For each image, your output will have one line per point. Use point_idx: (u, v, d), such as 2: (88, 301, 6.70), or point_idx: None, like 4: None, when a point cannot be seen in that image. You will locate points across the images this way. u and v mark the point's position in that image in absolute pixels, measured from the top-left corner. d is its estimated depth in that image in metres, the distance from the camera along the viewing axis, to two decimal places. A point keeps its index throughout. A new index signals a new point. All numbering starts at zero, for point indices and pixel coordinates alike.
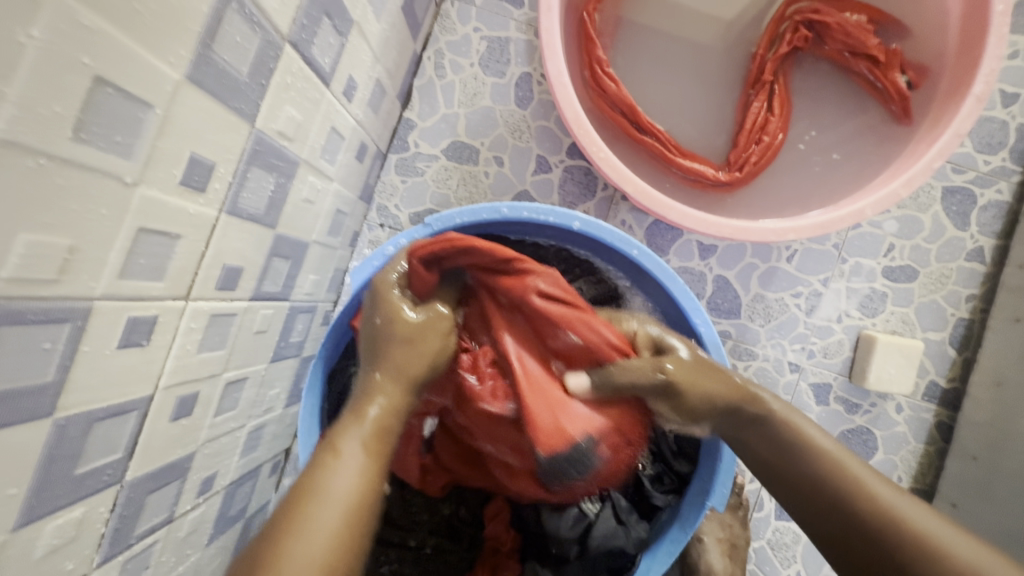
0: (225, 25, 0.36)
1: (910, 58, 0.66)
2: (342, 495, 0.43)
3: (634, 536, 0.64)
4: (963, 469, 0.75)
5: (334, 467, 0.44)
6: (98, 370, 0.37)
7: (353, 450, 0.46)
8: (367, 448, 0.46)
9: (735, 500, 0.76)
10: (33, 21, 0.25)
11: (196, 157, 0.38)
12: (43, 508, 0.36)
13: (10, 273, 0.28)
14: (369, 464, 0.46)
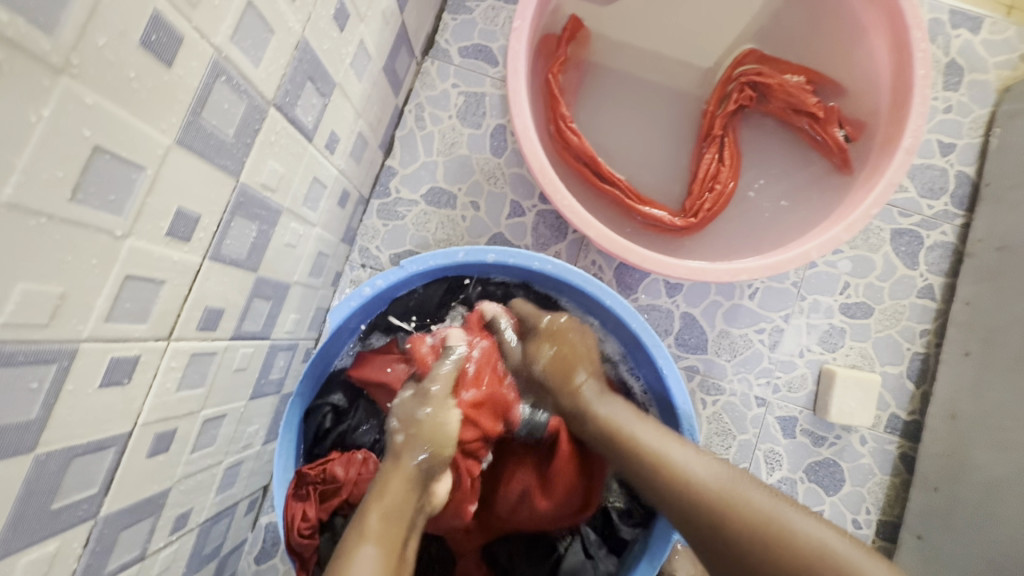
0: (213, 94, 0.41)
1: (847, 115, 0.72)
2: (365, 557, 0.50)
3: (603, 569, 0.68)
4: (926, 500, 0.77)
5: (359, 549, 0.51)
6: (80, 407, 0.39)
7: (376, 530, 0.53)
8: (386, 530, 0.53)
9: None
10: (41, 102, 0.29)
11: (183, 210, 0.42)
12: (18, 541, 0.37)
13: (7, 318, 0.31)
14: (389, 519, 0.54)
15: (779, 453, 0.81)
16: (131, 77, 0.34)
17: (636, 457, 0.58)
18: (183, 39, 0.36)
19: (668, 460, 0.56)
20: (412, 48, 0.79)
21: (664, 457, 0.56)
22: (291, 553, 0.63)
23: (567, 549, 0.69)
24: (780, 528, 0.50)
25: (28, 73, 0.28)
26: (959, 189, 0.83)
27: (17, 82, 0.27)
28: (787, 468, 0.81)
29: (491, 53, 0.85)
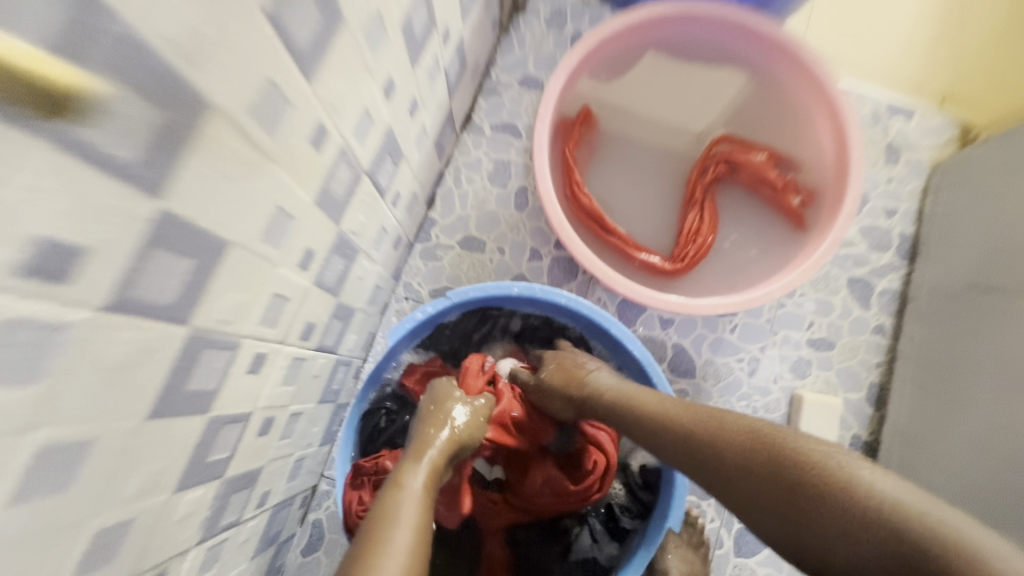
0: (337, 168, 0.58)
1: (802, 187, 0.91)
2: (410, 516, 0.51)
3: (606, 552, 0.81)
4: None
5: (403, 498, 0.53)
6: (234, 388, 0.54)
7: (412, 484, 0.56)
8: (425, 481, 0.58)
9: (697, 539, 0.88)
10: (267, 180, 0.46)
11: (308, 248, 0.59)
12: (188, 484, 0.52)
13: (222, 317, 0.47)
14: (423, 496, 0.55)
15: None
16: (306, 160, 0.51)
17: (686, 423, 0.61)
18: (330, 133, 0.54)
19: (705, 416, 0.60)
20: (455, 125, 0.98)
21: (670, 420, 0.63)
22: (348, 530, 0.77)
23: (576, 534, 0.82)
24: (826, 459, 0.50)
25: (264, 163, 0.45)
26: (902, 245, 1.00)
27: (259, 169, 0.45)
28: None
29: (516, 128, 1.05)
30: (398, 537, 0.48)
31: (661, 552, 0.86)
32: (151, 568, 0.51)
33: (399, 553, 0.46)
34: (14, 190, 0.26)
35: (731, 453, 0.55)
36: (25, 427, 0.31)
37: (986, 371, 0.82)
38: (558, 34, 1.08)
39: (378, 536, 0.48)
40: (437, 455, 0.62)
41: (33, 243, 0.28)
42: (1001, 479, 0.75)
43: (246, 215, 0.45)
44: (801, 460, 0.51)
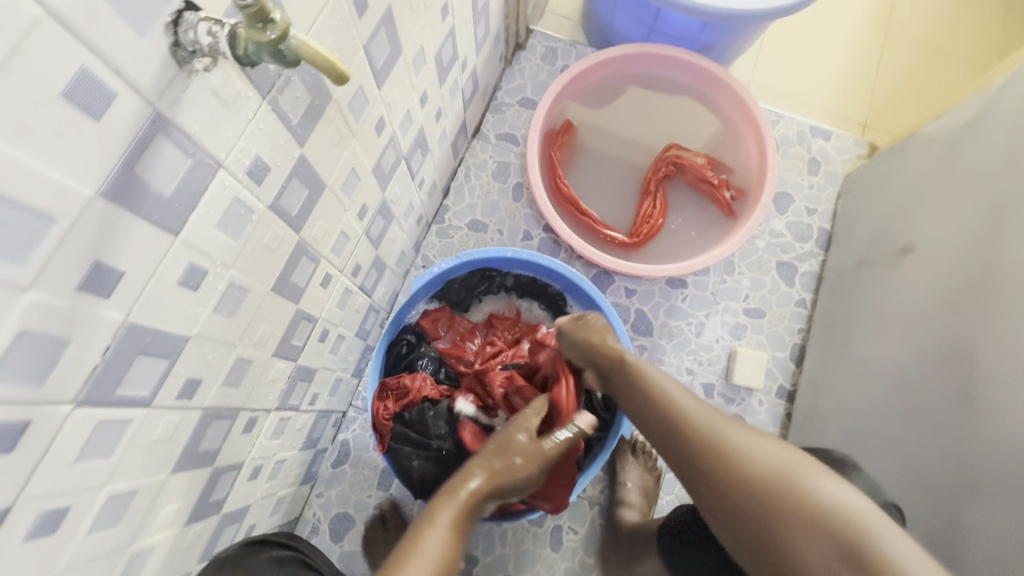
0: (387, 149, 0.85)
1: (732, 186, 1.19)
2: (432, 552, 0.61)
3: (573, 452, 1.02)
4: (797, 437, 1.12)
5: (430, 534, 0.63)
6: (312, 293, 0.79)
7: (443, 525, 0.65)
8: (453, 520, 0.66)
9: (651, 463, 1.13)
10: (350, 147, 0.73)
11: (364, 204, 0.85)
12: (280, 355, 0.76)
13: (314, 236, 0.73)
14: (451, 531, 0.65)
15: None
16: (371, 139, 0.78)
17: (671, 429, 0.77)
18: (386, 123, 0.81)
19: (688, 422, 0.75)
20: (467, 133, 1.26)
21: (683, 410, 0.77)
22: (376, 429, 1.00)
23: None
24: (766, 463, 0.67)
25: (350, 137, 0.71)
26: (820, 238, 1.26)
27: (347, 140, 0.71)
28: None
29: (516, 138, 1.32)
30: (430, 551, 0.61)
31: (622, 469, 1.11)
32: (253, 409, 0.74)
33: (428, 558, 0.60)
34: (257, 130, 0.52)
35: (700, 446, 0.73)
36: (230, 265, 0.56)
37: (865, 322, 1.08)
38: (551, 67, 1.38)
39: (403, 562, 0.59)
40: (476, 490, 0.71)
41: (255, 159, 0.53)
42: (871, 400, 1.00)
43: (337, 168, 0.71)
44: (791, 492, 0.64)
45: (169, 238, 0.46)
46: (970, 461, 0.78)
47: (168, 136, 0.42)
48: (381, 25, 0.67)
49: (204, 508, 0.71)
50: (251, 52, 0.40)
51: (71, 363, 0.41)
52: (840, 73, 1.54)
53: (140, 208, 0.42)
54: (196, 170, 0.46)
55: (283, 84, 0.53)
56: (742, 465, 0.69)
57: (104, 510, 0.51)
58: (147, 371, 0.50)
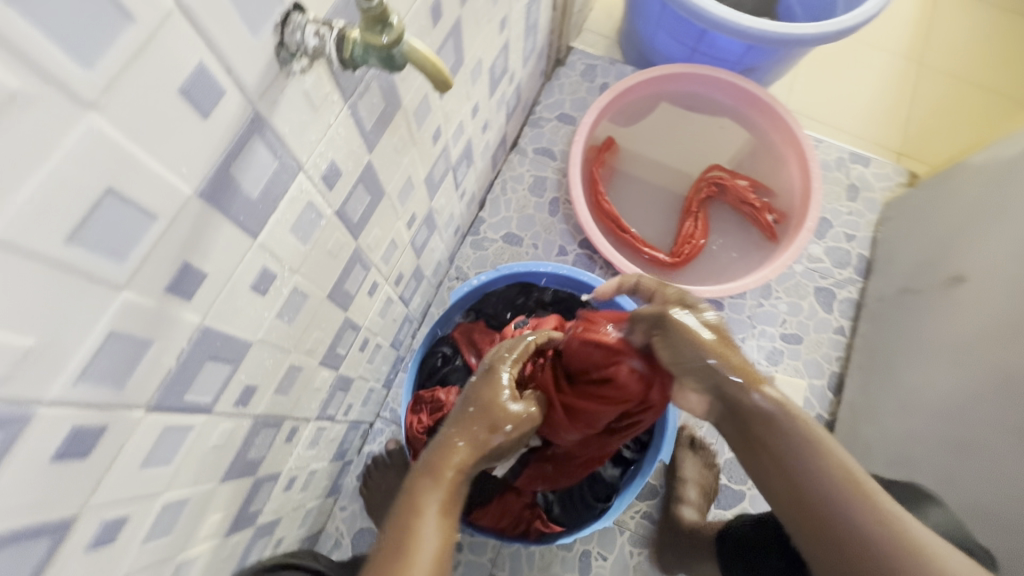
0: (439, 159, 0.84)
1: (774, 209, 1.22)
2: (423, 559, 0.52)
3: (609, 475, 1.00)
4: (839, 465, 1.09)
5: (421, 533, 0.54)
6: (360, 303, 0.78)
7: (433, 507, 0.56)
8: (443, 502, 0.57)
9: (710, 461, 1.12)
10: (411, 157, 0.72)
11: (414, 213, 0.84)
12: (326, 363, 0.75)
13: (369, 244, 0.72)
14: (443, 521, 0.56)
15: None
16: (428, 149, 0.78)
17: (812, 485, 0.56)
18: (442, 133, 0.80)
19: (837, 476, 0.56)
20: (506, 146, 1.25)
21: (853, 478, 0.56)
22: (409, 443, 0.98)
23: None
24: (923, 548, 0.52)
25: (412, 146, 0.71)
26: (859, 264, 1.26)
27: (410, 148, 0.70)
28: None
29: (553, 153, 1.32)
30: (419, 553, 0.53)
31: (682, 464, 1.10)
32: (296, 418, 0.73)
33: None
34: (336, 134, 0.51)
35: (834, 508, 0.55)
36: (296, 270, 0.55)
37: (913, 350, 1.07)
38: (590, 84, 1.38)
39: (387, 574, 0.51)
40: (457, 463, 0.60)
41: (330, 163, 0.52)
42: (919, 429, 0.98)
43: (397, 177, 0.71)
44: None
45: (249, 241, 0.45)
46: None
47: (262, 137, 0.41)
48: (451, 35, 0.67)
49: (243, 519, 0.69)
50: (358, 54, 0.38)
51: (150, 366, 0.40)
52: (878, 101, 1.55)
53: (229, 209, 0.41)
54: (281, 172, 0.45)
55: (363, 89, 0.52)
56: None
57: (158, 520, 0.49)
58: (213, 376, 0.48)
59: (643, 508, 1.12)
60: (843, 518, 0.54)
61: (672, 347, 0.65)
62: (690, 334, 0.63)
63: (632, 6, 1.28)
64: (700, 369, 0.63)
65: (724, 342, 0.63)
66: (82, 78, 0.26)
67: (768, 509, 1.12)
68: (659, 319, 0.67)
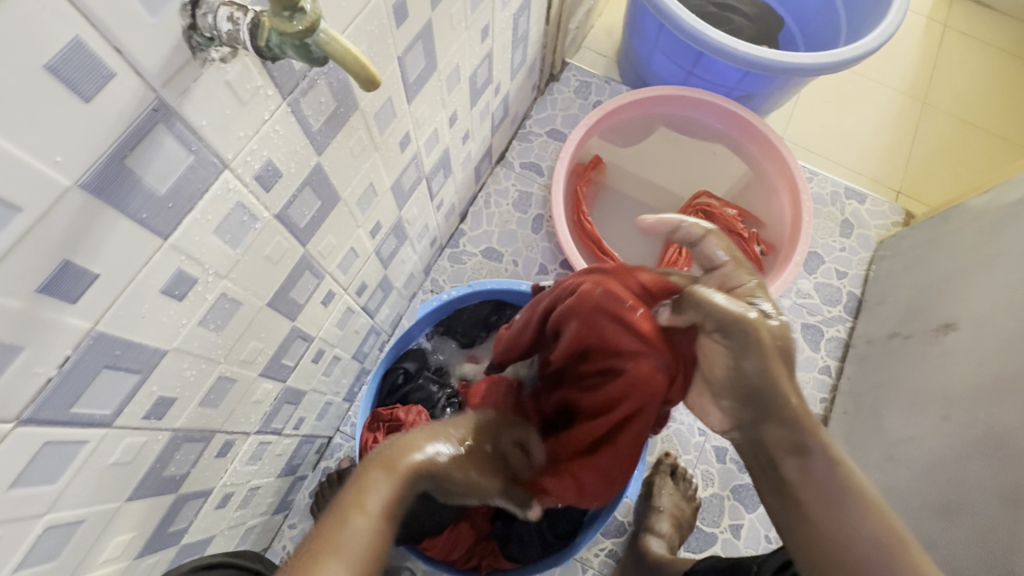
0: (409, 167, 0.81)
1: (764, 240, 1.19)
2: None
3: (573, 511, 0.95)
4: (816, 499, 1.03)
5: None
6: (312, 313, 0.74)
7: (376, 509, 0.45)
8: (390, 504, 0.46)
9: (689, 493, 1.07)
10: (374, 163, 0.69)
11: (379, 221, 0.80)
12: (269, 373, 0.70)
13: (322, 251, 0.68)
14: None
15: (712, 473, 1.11)
16: (396, 156, 0.74)
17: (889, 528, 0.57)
18: (412, 140, 0.77)
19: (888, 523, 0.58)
20: (492, 158, 1.22)
21: (883, 514, 0.58)
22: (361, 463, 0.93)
23: None
24: None
25: (375, 151, 0.68)
26: (850, 303, 1.22)
27: (372, 154, 0.67)
28: (718, 485, 1.11)
29: (541, 169, 1.29)
30: (350, 546, 0.41)
31: (657, 494, 1.04)
32: (231, 432, 0.68)
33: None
34: (272, 132, 0.47)
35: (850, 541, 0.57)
36: (223, 276, 0.51)
37: (898, 399, 1.02)
38: (583, 101, 1.36)
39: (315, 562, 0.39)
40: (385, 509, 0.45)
41: (266, 163, 0.48)
42: (901, 485, 0.92)
43: (356, 183, 0.67)
44: None
45: (156, 241, 0.41)
46: (1008, 559, 0.71)
47: (169, 128, 0.37)
48: (419, 39, 0.64)
49: (161, 538, 0.64)
50: (274, 44, 0.35)
51: (18, 376, 0.35)
52: (876, 135, 1.52)
53: (126, 205, 0.37)
54: (199, 169, 0.41)
55: (307, 86, 0.48)
56: None
57: (39, 543, 0.44)
58: (111, 386, 0.44)
59: (609, 546, 1.07)
60: (855, 547, 0.57)
61: (744, 368, 0.60)
62: (760, 345, 0.59)
63: (629, 26, 1.26)
64: (761, 395, 0.60)
65: (787, 370, 0.60)
66: None
67: (742, 547, 1.07)
68: (742, 328, 0.59)
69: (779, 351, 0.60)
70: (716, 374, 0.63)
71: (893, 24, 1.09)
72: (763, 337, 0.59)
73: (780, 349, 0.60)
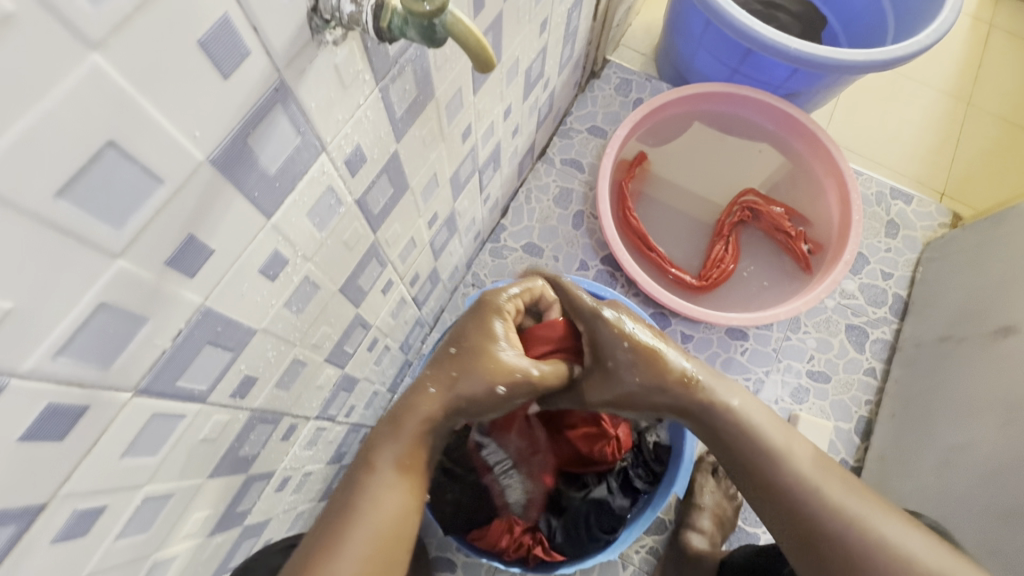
0: (467, 159, 0.82)
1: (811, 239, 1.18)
2: (383, 524, 0.55)
3: (619, 504, 0.92)
4: (879, 468, 1.06)
5: (382, 491, 0.57)
6: (372, 303, 0.75)
7: (386, 466, 0.58)
8: (400, 458, 0.58)
9: (733, 493, 1.06)
10: (439, 154, 0.70)
11: (435, 213, 0.81)
12: (333, 358, 0.71)
13: (387, 240, 0.69)
14: (405, 485, 0.58)
15: None
16: (457, 148, 0.75)
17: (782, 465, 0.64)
18: (472, 131, 0.78)
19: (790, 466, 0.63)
20: (534, 154, 1.23)
21: (781, 455, 0.64)
22: None
23: (594, 487, 0.94)
24: (838, 506, 0.61)
25: (441, 142, 0.68)
26: (895, 304, 1.21)
27: (437, 144, 0.68)
28: None
29: (582, 165, 1.29)
30: (370, 511, 0.55)
31: (700, 490, 1.03)
32: (296, 416, 0.69)
33: (378, 527, 0.55)
34: (364, 117, 0.48)
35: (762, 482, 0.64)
36: (309, 258, 0.52)
37: (951, 404, 1.00)
38: (624, 98, 1.36)
39: (341, 529, 0.54)
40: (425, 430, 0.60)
41: (355, 148, 0.49)
42: (960, 489, 0.90)
43: (424, 172, 0.68)
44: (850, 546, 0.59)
45: (261, 221, 0.41)
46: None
47: (286, 109, 0.38)
48: (490, 30, 0.64)
49: (229, 518, 0.65)
50: (396, 26, 0.36)
51: (141, 346, 0.36)
52: (920, 134, 1.49)
53: (243, 182, 0.37)
54: (302, 151, 0.42)
55: (396, 72, 0.49)
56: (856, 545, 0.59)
57: (137, 513, 0.46)
58: (210, 363, 0.45)
59: (649, 544, 1.06)
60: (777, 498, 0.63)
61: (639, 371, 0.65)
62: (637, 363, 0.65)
63: (672, 23, 1.25)
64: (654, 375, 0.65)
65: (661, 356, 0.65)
66: (89, 15, 0.23)
67: None
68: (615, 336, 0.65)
69: (653, 354, 0.65)
70: (610, 391, 0.67)
71: (949, 20, 1.07)
72: (631, 350, 0.64)
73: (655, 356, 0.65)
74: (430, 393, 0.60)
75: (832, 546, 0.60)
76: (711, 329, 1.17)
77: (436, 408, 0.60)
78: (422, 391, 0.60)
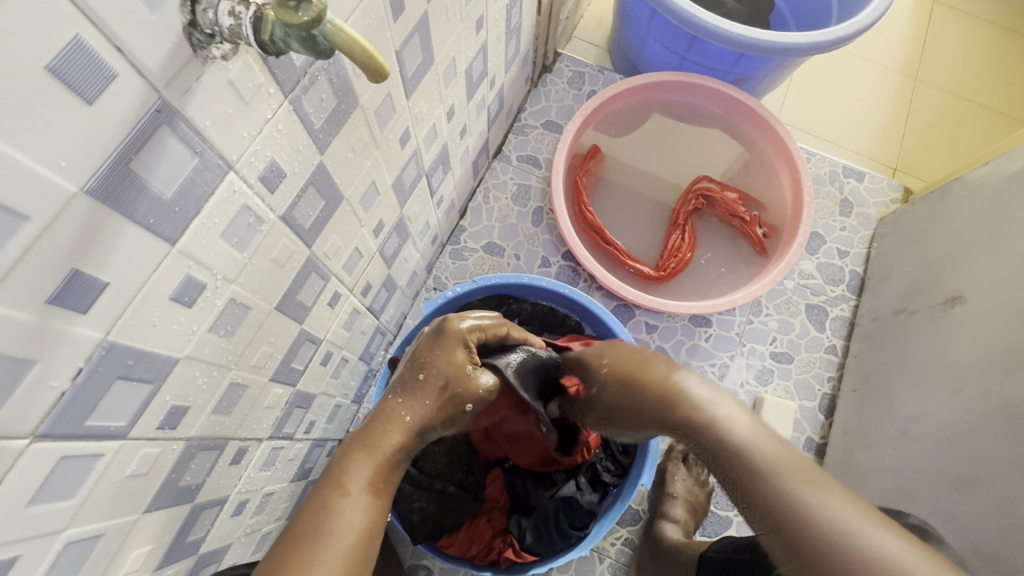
0: (409, 165, 0.80)
1: (767, 222, 1.19)
2: (346, 536, 0.50)
3: (588, 500, 0.92)
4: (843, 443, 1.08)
5: (343, 505, 0.52)
6: (318, 317, 0.73)
7: (359, 490, 0.54)
8: (372, 481, 0.55)
9: (703, 479, 1.06)
10: (374, 162, 0.68)
11: (380, 222, 0.79)
12: (280, 376, 0.69)
13: (326, 254, 0.67)
14: (370, 501, 0.54)
15: None
16: (396, 154, 0.73)
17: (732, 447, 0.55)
18: (411, 137, 0.76)
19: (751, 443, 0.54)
20: (489, 152, 1.22)
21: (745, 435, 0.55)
22: None
23: (563, 484, 0.96)
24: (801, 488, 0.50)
25: (374, 150, 0.66)
26: (852, 281, 1.23)
27: (371, 152, 0.66)
28: None
29: (539, 162, 1.28)
30: (340, 531, 0.50)
31: (671, 478, 1.04)
32: (244, 438, 0.67)
33: (341, 544, 0.50)
34: (275, 131, 0.46)
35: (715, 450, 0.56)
36: (232, 280, 0.50)
37: (907, 377, 1.02)
38: (578, 91, 1.35)
39: (305, 548, 0.48)
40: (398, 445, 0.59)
41: (270, 163, 0.47)
42: (918, 461, 0.92)
43: (359, 180, 0.66)
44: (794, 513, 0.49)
45: (163, 247, 0.40)
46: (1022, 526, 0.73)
47: (174, 130, 0.36)
48: (416, 32, 0.63)
49: (178, 549, 0.63)
50: (278, 37, 0.34)
51: (33, 389, 0.34)
52: (871, 112, 1.52)
53: (132, 210, 0.36)
54: (203, 171, 0.40)
55: (308, 82, 0.47)
56: (801, 519, 0.48)
57: (60, 559, 0.44)
58: (125, 398, 0.43)
59: (624, 535, 1.07)
60: (729, 461, 0.55)
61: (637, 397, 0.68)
62: (633, 391, 0.68)
63: (621, 14, 1.25)
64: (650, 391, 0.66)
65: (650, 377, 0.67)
66: None
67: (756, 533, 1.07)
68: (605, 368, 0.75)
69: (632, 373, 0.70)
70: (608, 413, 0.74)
71: None
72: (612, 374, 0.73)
73: (650, 385, 0.67)
74: (401, 420, 0.60)
75: (795, 548, 0.48)
76: (675, 317, 1.17)
77: (405, 434, 0.60)
78: (393, 418, 0.60)
